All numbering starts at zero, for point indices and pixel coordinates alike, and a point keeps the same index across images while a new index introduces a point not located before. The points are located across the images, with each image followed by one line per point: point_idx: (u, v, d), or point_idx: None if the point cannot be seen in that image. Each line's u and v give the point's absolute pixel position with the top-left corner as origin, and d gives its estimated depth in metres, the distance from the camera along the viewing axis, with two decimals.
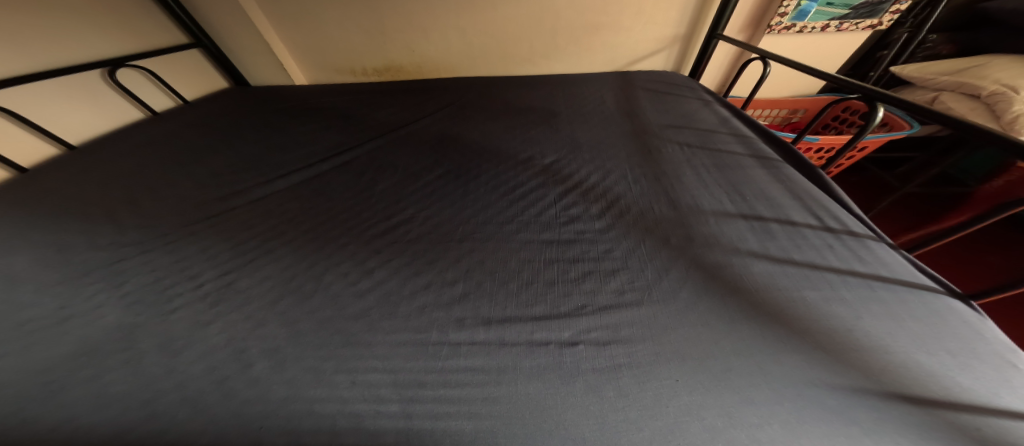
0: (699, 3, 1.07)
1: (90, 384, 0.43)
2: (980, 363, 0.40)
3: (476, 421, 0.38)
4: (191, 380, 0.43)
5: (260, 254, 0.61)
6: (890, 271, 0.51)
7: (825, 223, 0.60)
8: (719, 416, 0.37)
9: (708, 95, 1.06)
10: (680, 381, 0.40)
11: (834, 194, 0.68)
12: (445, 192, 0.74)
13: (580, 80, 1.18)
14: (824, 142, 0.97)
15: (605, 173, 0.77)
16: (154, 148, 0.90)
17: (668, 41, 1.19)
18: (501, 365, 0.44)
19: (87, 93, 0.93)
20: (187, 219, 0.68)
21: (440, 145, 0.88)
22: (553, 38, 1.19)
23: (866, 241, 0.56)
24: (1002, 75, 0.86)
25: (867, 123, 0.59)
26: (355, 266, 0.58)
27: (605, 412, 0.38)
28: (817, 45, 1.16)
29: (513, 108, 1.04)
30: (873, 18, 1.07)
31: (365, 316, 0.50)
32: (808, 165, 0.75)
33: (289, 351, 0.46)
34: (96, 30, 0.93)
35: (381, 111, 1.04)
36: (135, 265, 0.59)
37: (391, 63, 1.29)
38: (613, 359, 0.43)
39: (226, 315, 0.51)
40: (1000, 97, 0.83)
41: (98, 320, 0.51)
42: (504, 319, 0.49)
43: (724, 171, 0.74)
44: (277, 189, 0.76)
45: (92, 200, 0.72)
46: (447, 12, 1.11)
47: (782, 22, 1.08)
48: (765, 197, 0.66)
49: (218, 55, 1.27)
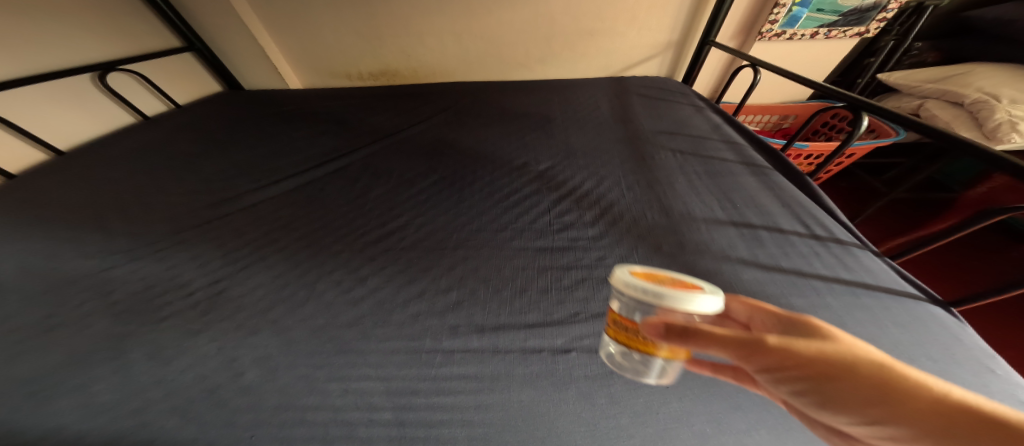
0: (691, 10, 1.08)
1: (76, 394, 0.42)
2: (960, 369, 0.41)
3: (469, 429, 0.39)
4: (181, 389, 0.43)
5: (251, 262, 0.61)
6: (875, 279, 0.52)
7: (812, 231, 0.61)
8: (708, 422, 0.38)
9: (700, 101, 1.08)
10: (670, 388, 0.41)
11: (822, 201, 0.69)
12: (439, 199, 0.74)
13: (575, 85, 1.19)
14: (813, 149, 0.99)
15: (598, 179, 0.78)
16: (145, 153, 0.89)
17: (662, 47, 1.21)
18: (494, 373, 0.44)
19: (77, 97, 0.92)
20: (178, 226, 0.68)
21: (435, 151, 0.89)
22: (548, 43, 1.19)
23: (851, 248, 0.58)
24: (984, 83, 0.88)
25: (853, 132, 0.61)
26: (348, 274, 0.58)
27: (596, 419, 0.39)
28: (807, 52, 1.19)
29: (508, 114, 1.04)
30: (860, 26, 1.09)
31: (358, 324, 0.50)
32: (797, 172, 0.76)
33: (280, 359, 0.46)
34: (86, 34, 0.93)
35: (376, 116, 1.04)
36: (124, 273, 0.58)
37: (387, 67, 1.29)
38: (605, 366, 0.44)
39: (217, 323, 0.51)
40: (983, 105, 0.85)
41: (85, 329, 0.50)
42: (496, 327, 0.49)
43: (715, 178, 0.75)
44: (270, 196, 0.76)
45: (81, 206, 0.71)
46: (443, 17, 1.12)
47: (773, 29, 1.09)
48: (754, 204, 0.67)
49: (211, 59, 1.26)
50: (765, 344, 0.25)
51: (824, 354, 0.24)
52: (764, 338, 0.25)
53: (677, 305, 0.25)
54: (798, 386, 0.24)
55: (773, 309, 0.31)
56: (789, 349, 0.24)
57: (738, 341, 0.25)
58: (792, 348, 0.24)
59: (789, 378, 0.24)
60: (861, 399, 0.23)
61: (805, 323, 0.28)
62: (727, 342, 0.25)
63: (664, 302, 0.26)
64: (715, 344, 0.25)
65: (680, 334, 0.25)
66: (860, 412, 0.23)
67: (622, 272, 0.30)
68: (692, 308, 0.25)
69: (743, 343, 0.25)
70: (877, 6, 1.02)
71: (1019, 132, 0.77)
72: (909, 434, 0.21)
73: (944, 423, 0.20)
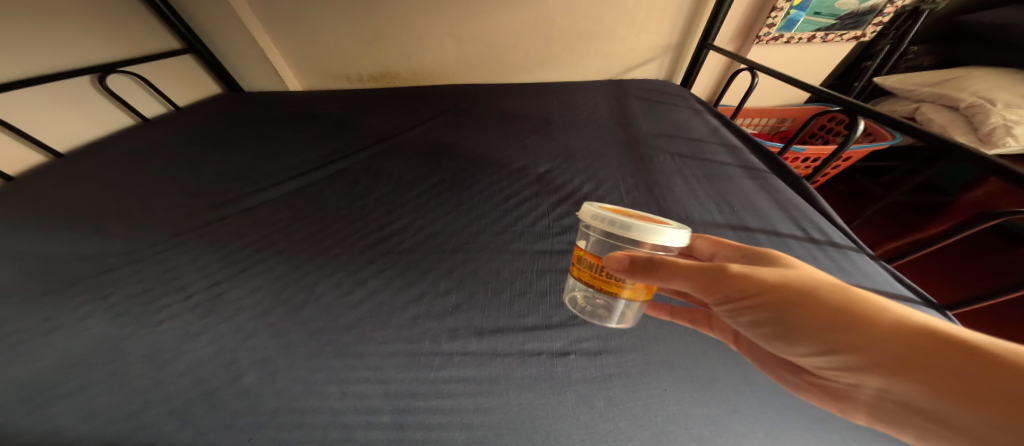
0: (689, 14, 1.09)
1: (73, 397, 0.42)
2: None
3: (468, 431, 0.39)
4: (179, 392, 0.43)
5: (250, 264, 0.61)
6: (871, 282, 0.53)
7: (810, 234, 0.62)
8: (706, 425, 0.38)
9: (698, 104, 1.08)
10: (668, 391, 0.41)
11: (818, 204, 0.70)
12: (439, 202, 0.74)
13: (574, 88, 1.20)
14: (811, 152, 1.00)
15: (597, 182, 0.78)
16: (145, 155, 0.89)
17: (661, 50, 1.21)
18: (493, 375, 0.44)
19: (76, 99, 0.92)
20: (177, 228, 0.68)
21: (435, 154, 0.89)
22: (547, 46, 1.20)
23: (847, 252, 0.58)
24: (979, 87, 0.89)
25: (850, 135, 0.61)
26: (347, 276, 0.58)
27: (595, 422, 0.39)
28: (804, 55, 1.19)
29: (508, 117, 1.04)
30: (857, 30, 1.10)
31: (357, 327, 0.50)
32: (794, 175, 0.76)
33: (279, 362, 0.46)
34: (86, 36, 0.93)
35: (375, 118, 1.05)
36: (122, 275, 0.58)
37: (387, 70, 1.30)
38: (604, 369, 0.44)
39: (215, 326, 0.51)
40: (978, 109, 0.86)
41: (82, 332, 0.50)
42: (495, 330, 0.49)
43: (713, 181, 0.76)
44: (269, 198, 0.76)
45: (80, 209, 0.71)
46: (443, 19, 1.12)
47: (770, 33, 1.10)
48: (751, 207, 0.68)
49: (211, 61, 1.26)
50: (727, 271, 0.30)
51: (782, 281, 0.29)
52: (728, 268, 0.31)
53: (640, 234, 0.32)
54: (757, 311, 0.29)
55: (736, 245, 0.37)
56: (752, 278, 0.29)
57: (703, 270, 0.31)
58: (758, 278, 0.29)
59: (753, 305, 0.29)
60: (821, 323, 0.26)
61: (767, 255, 0.33)
62: (691, 273, 0.31)
63: (630, 232, 0.33)
64: (677, 274, 0.31)
65: (643, 267, 0.32)
66: (819, 337, 0.27)
67: (591, 208, 0.37)
68: (652, 238, 0.32)
69: (706, 273, 0.31)
70: (874, 10, 1.03)
71: (1013, 136, 0.78)
72: (855, 350, 0.25)
73: (898, 341, 0.24)
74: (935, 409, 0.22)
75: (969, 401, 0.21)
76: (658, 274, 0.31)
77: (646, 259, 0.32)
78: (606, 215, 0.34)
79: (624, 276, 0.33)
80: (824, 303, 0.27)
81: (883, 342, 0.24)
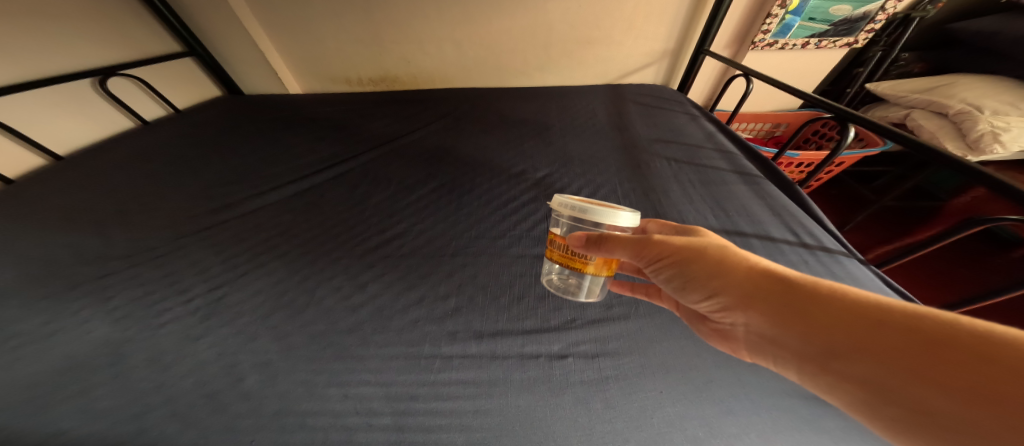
0: (686, 20, 1.11)
1: (76, 400, 0.43)
2: None
3: (468, 433, 0.39)
4: (181, 395, 0.43)
5: (251, 268, 0.61)
6: (861, 287, 0.54)
7: (802, 239, 0.63)
8: (700, 426, 0.39)
9: (695, 109, 1.10)
10: (663, 392, 0.42)
11: (810, 209, 0.71)
12: (438, 206, 0.75)
13: (573, 92, 1.21)
14: (804, 157, 1.02)
15: (595, 187, 0.79)
16: (145, 158, 0.89)
17: (658, 56, 1.23)
18: (492, 378, 0.45)
19: (76, 101, 0.92)
20: (177, 231, 0.68)
21: (434, 158, 0.90)
22: (546, 51, 1.21)
23: (838, 256, 0.59)
24: (967, 94, 0.91)
25: (841, 142, 0.62)
26: (347, 280, 0.59)
27: (592, 424, 0.40)
28: (798, 61, 1.21)
29: (507, 121, 1.05)
30: (850, 37, 1.12)
31: (357, 330, 0.51)
32: (787, 180, 0.78)
33: (281, 365, 0.46)
34: (87, 38, 0.93)
35: (375, 122, 1.05)
36: (123, 279, 0.58)
37: (387, 73, 1.30)
38: (601, 371, 0.45)
39: (216, 329, 0.51)
40: (965, 116, 0.87)
41: (84, 335, 0.50)
42: (495, 333, 0.50)
43: (708, 186, 0.77)
44: (269, 202, 0.77)
45: (79, 212, 0.71)
46: (443, 24, 1.14)
47: (765, 39, 1.12)
48: (745, 211, 0.69)
49: (211, 64, 1.26)
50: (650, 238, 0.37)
51: (687, 243, 0.36)
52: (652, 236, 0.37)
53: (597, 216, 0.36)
54: (668, 268, 0.37)
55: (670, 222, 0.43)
56: (667, 242, 0.36)
57: (636, 241, 0.36)
58: (668, 245, 0.36)
59: (665, 264, 0.37)
60: (706, 273, 0.34)
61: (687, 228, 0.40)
62: (627, 243, 0.36)
63: (588, 215, 0.37)
64: (620, 245, 0.36)
65: (595, 242, 0.36)
66: (705, 283, 0.34)
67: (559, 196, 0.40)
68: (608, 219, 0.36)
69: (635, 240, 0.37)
70: (866, 17, 1.05)
71: (1000, 144, 0.80)
72: (728, 292, 0.33)
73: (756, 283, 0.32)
74: (770, 331, 0.31)
75: (787, 320, 0.29)
76: (606, 246, 0.36)
77: (598, 235, 0.36)
78: (570, 202, 0.38)
79: (582, 251, 0.37)
80: (711, 258, 0.35)
81: (746, 284, 0.32)
